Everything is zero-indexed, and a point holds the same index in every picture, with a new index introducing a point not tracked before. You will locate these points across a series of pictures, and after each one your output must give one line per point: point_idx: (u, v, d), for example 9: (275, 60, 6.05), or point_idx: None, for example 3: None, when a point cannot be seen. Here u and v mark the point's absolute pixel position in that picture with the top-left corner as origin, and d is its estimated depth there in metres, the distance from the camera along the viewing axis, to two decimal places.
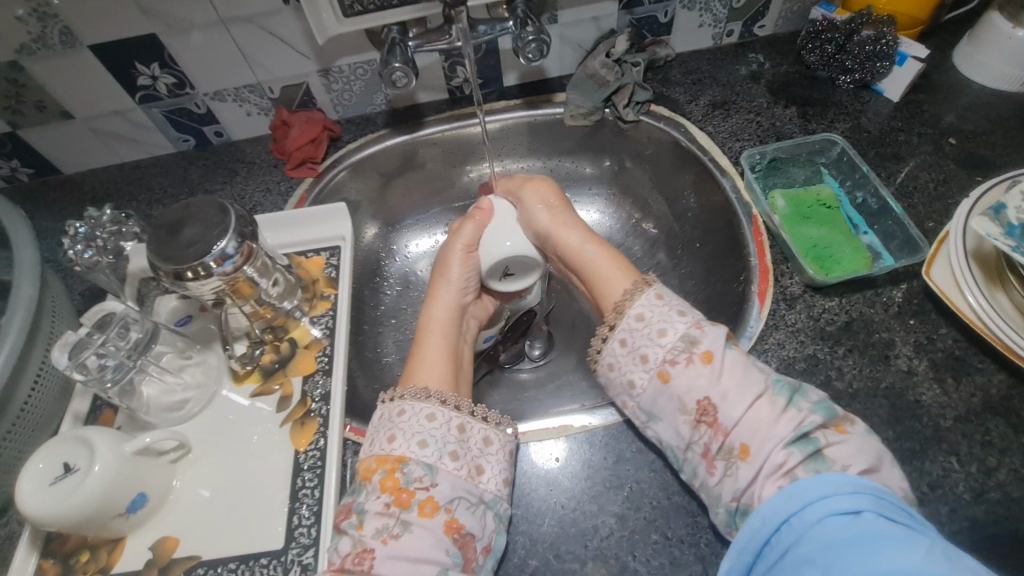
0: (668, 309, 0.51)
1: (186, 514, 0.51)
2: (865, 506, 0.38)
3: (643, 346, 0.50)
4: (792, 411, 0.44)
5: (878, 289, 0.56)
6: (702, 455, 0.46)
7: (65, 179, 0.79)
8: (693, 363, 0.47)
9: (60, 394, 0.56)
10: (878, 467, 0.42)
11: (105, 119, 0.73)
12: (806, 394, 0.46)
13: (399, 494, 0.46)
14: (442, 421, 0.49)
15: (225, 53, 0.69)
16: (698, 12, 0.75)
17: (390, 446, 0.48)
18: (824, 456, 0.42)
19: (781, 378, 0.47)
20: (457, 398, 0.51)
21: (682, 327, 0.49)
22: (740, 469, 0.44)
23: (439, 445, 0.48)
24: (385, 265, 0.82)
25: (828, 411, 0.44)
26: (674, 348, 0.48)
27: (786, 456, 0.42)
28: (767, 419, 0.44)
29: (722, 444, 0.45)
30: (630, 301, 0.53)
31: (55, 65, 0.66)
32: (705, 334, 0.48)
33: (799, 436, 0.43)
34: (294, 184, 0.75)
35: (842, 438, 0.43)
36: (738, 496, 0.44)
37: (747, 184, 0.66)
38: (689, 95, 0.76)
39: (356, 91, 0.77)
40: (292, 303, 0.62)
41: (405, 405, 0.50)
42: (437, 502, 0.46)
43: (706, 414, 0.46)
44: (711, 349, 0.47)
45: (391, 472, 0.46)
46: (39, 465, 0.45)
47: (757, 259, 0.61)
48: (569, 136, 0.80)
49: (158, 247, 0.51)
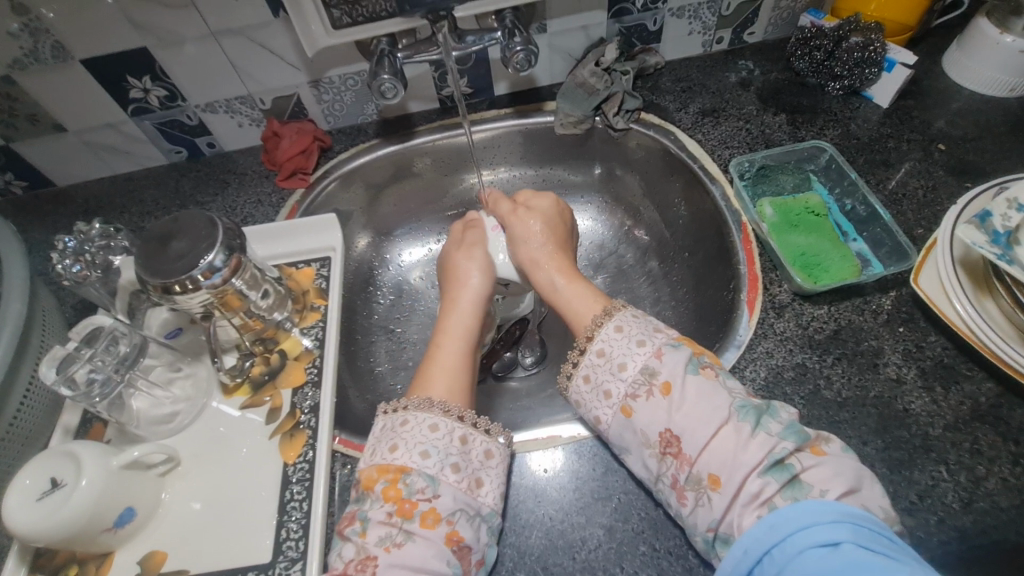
0: (626, 340, 0.51)
1: (174, 528, 0.51)
2: (844, 537, 0.38)
3: (604, 382, 0.51)
4: (760, 435, 0.44)
5: (866, 296, 0.56)
6: (672, 486, 0.46)
7: (59, 191, 0.80)
8: (653, 395, 0.48)
9: (51, 408, 0.56)
10: (858, 488, 0.42)
11: (97, 131, 0.74)
12: (774, 415, 0.46)
13: (402, 504, 0.45)
14: (444, 432, 0.49)
15: (216, 65, 0.69)
16: (686, 20, 0.75)
17: (392, 455, 0.48)
18: (800, 483, 0.42)
19: (746, 402, 0.46)
20: (462, 409, 0.51)
21: (641, 360, 0.50)
22: (713, 500, 0.43)
23: (441, 457, 0.48)
24: (377, 274, 0.82)
25: (799, 436, 0.44)
26: (635, 381, 0.49)
27: (761, 485, 0.42)
28: (732, 447, 0.44)
29: (689, 475, 0.45)
30: (597, 330, 0.53)
31: (47, 78, 0.66)
32: (663, 364, 0.49)
33: (772, 464, 0.43)
34: (286, 195, 0.76)
35: (817, 461, 0.43)
36: (715, 526, 0.43)
37: (736, 191, 0.66)
38: (679, 102, 0.76)
39: (347, 102, 0.77)
40: (283, 314, 0.62)
41: (409, 414, 0.50)
42: (439, 514, 0.45)
43: (670, 446, 0.46)
44: (669, 379, 0.48)
45: (393, 482, 0.46)
46: (25, 481, 0.45)
47: (746, 267, 0.61)
48: (560, 144, 0.81)
49: (146, 260, 0.51)
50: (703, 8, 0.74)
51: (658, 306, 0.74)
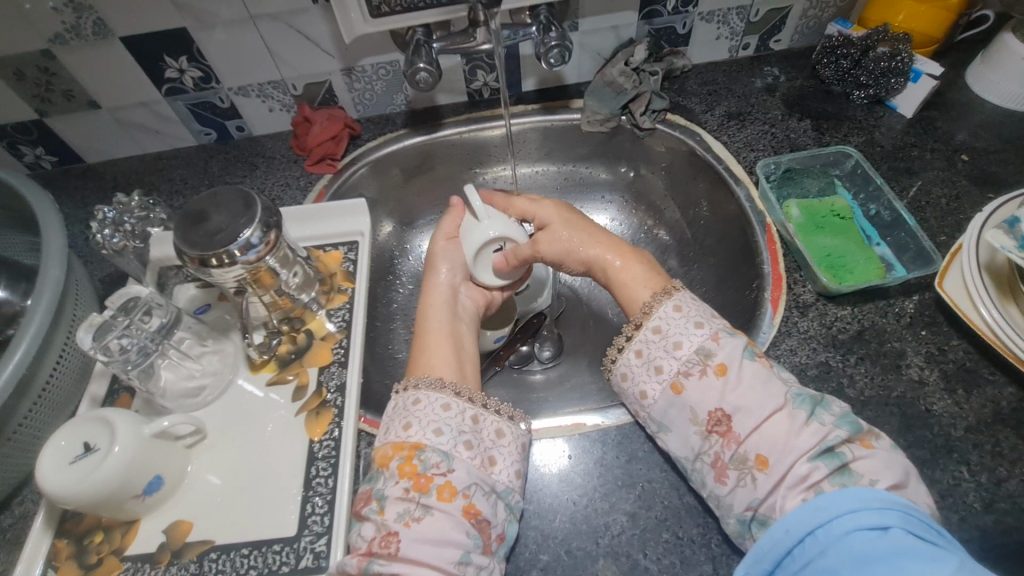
0: (684, 321, 0.52)
1: (198, 500, 0.51)
2: (894, 522, 0.37)
3: (657, 357, 0.51)
4: (814, 424, 0.45)
5: (890, 299, 0.57)
6: (712, 465, 0.47)
7: (88, 167, 0.81)
8: (707, 374, 0.49)
9: (79, 377, 0.56)
10: (906, 483, 0.42)
11: (131, 109, 0.75)
12: (828, 408, 0.46)
13: (418, 479, 0.46)
14: (456, 412, 0.50)
15: (252, 49, 0.70)
16: (716, 24, 0.77)
17: (405, 433, 0.49)
18: (850, 471, 0.43)
19: (803, 392, 0.47)
20: (472, 391, 0.52)
21: (697, 340, 0.50)
22: (757, 479, 0.45)
23: (453, 435, 0.48)
24: (398, 263, 0.83)
25: (852, 426, 0.45)
26: (689, 360, 0.50)
27: (810, 469, 0.43)
28: (785, 431, 0.45)
29: (735, 454, 0.46)
30: (656, 308, 0.53)
31: (87, 54, 0.67)
32: (721, 346, 0.49)
33: (823, 450, 0.43)
34: (314, 180, 0.76)
35: (868, 452, 0.44)
36: (754, 505, 0.44)
37: (762, 193, 0.67)
38: (705, 105, 0.78)
39: (378, 91, 0.78)
40: (310, 295, 0.62)
41: (421, 394, 0.51)
42: (455, 488, 0.46)
43: (719, 425, 0.47)
44: (726, 361, 0.49)
45: (408, 459, 0.47)
46: (61, 442, 0.46)
47: (770, 266, 0.62)
48: (585, 142, 0.82)
49: (185, 234, 0.51)
50: (732, 13, 0.75)
51: None
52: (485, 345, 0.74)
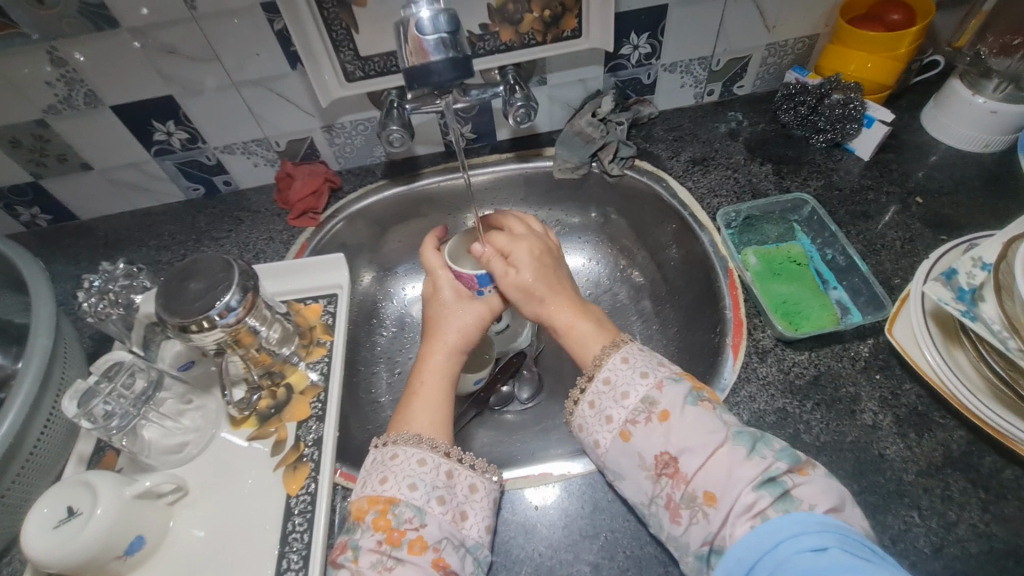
0: (631, 371, 0.54)
1: (180, 556, 0.53)
2: (831, 542, 0.41)
3: (607, 408, 0.53)
4: (755, 458, 0.47)
5: (845, 343, 0.59)
6: (666, 506, 0.49)
7: (81, 224, 0.84)
8: (652, 420, 0.51)
9: (66, 437, 0.59)
10: (841, 507, 0.44)
11: (122, 170, 0.79)
12: (768, 443, 0.49)
13: (391, 533, 0.48)
14: (432, 466, 0.51)
15: (235, 112, 0.74)
16: (679, 74, 0.80)
17: (382, 487, 0.50)
18: (791, 497, 0.44)
19: (742, 431, 0.49)
20: (448, 445, 0.54)
21: (643, 389, 0.53)
22: (708, 514, 0.46)
23: (427, 489, 0.50)
24: (381, 307, 0.85)
25: (790, 457, 0.47)
26: (635, 408, 0.52)
27: (755, 497, 0.45)
28: (724, 471, 0.47)
29: (685, 493, 0.48)
30: (606, 359, 0.56)
31: (79, 122, 0.71)
32: (664, 394, 0.52)
33: (766, 480, 0.45)
34: (296, 233, 0.79)
35: (806, 479, 0.46)
36: (710, 540, 0.46)
37: (724, 239, 0.70)
38: (671, 151, 0.81)
39: (357, 145, 0.82)
40: (290, 349, 0.65)
41: (398, 449, 0.52)
42: (426, 542, 0.47)
43: (666, 467, 0.49)
44: (669, 408, 0.51)
45: (383, 512, 0.48)
46: (44, 509, 0.48)
47: (731, 311, 0.64)
48: (558, 187, 0.85)
49: (167, 300, 0.54)
50: (694, 64, 0.79)
51: (650, 345, 0.78)
52: (467, 388, 0.76)
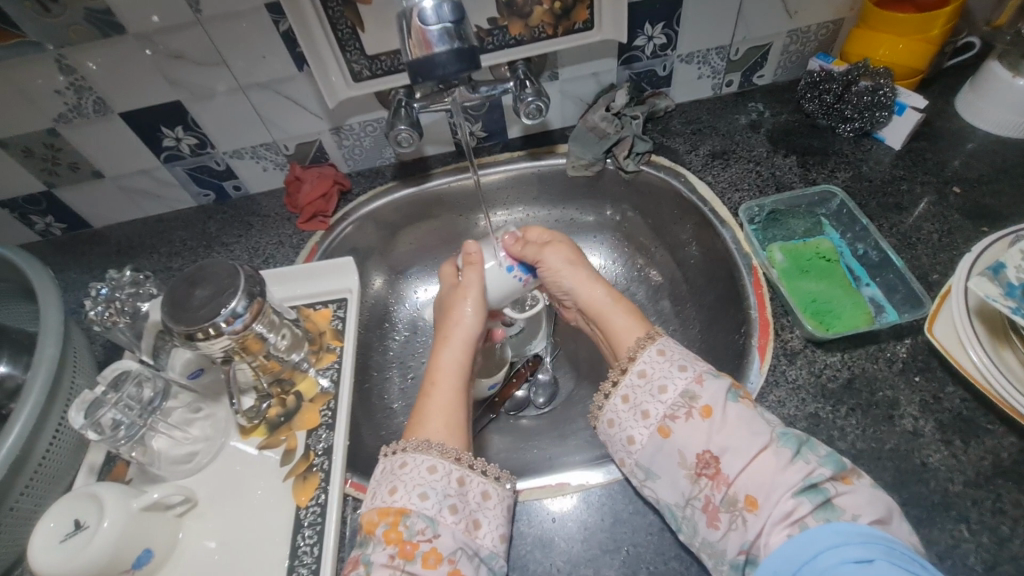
0: (669, 364, 0.53)
1: (190, 569, 0.52)
2: (877, 555, 0.38)
3: (643, 402, 0.52)
4: (799, 462, 0.44)
5: (880, 344, 0.56)
6: (703, 509, 0.46)
7: (95, 232, 0.85)
8: (693, 417, 0.49)
9: (77, 447, 0.58)
10: (888, 519, 0.41)
11: (133, 177, 0.78)
12: (814, 448, 0.45)
13: (404, 546, 0.46)
14: (443, 474, 0.50)
15: (244, 116, 0.73)
16: (696, 65, 0.77)
17: (391, 498, 0.48)
18: (833, 506, 0.42)
19: (788, 431, 0.46)
20: (459, 450, 0.52)
21: (682, 383, 0.51)
22: (747, 521, 0.44)
23: (439, 499, 0.48)
24: (393, 311, 0.84)
25: (835, 464, 0.44)
26: (674, 403, 0.50)
27: (795, 505, 0.42)
28: (769, 471, 0.44)
29: (724, 496, 0.45)
30: (641, 352, 0.55)
31: (89, 130, 0.71)
32: (705, 388, 0.49)
33: (807, 486, 0.43)
34: (306, 237, 0.78)
35: (850, 489, 0.43)
36: (746, 548, 0.43)
37: (747, 235, 0.67)
38: (689, 144, 0.78)
39: (366, 146, 0.80)
40: (300, 355, 0.64)
41: (407, 457, 0.51)
42: (440, 554, 0.46)
43: (707, 467, 0.47)
44: (711, 403, 0.48)
45: (394, 525, 0.47)
46: (50, 524, 0.47)
47: (757, 311, 0.61)
48: (572, 185, 0.83)
49: (172, 310, 0.53)
50: (712, 53, 0.76)
51: None
52: (480, 395, 0.75)
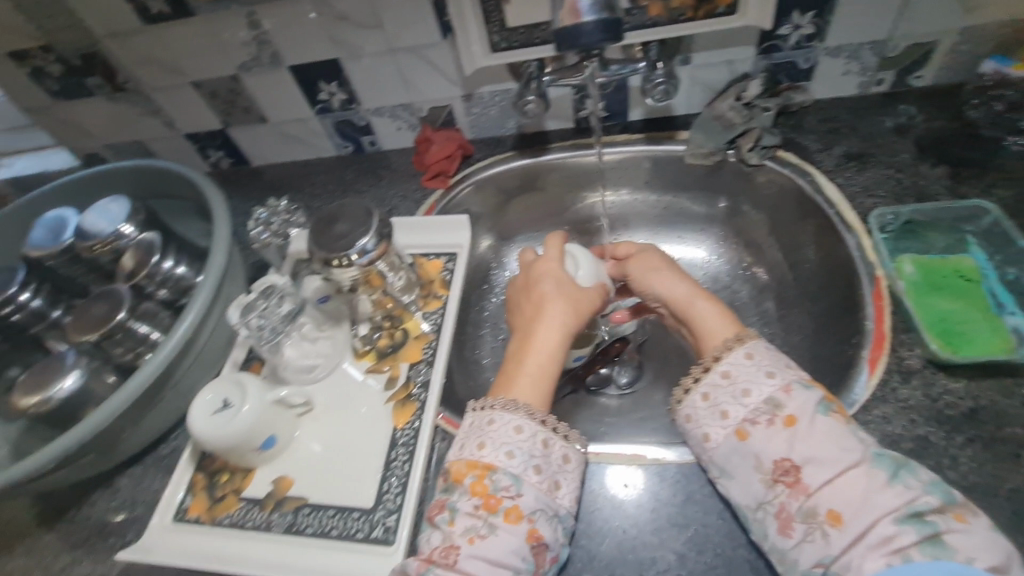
0: (755, 368, 0.51)
1: (302, 459, 0.61)
2: None
3: (723, 402, 0.50)
4: (898, 487, 0.43)
5: (1018, 379, 0.51)
6: (776, 516, 0.46)
7: (253, 169, 0.98)
8: (775, 424, 0.48)
9: (227, 342, 0.69)
10: (1008, 568, 0.38)
11: (290, 124, 0.89)
12: (914, 473, 0.44)
13: (488, 499, 0.49)
14: (529, 435, 0.52)
15: (389, 77, 0.81)
16: (844, 59, 0.72)
17: (479, 452, 0.51)
18: (942, 542, 0.40)
19: (884, 452, 0.45)
20: (544, 414, 0.54)
21: (768, 389, 0.49)
22: (830, 536, 0.43)
23: (525, 458, 0.51)
24: (493, 276, 0.88)
25: (943, 495, 0.42)
26: (757, 409, 0.49)
27: (895, 531, 0.40)
28: (862, 492, 0.43)
29: (803, 506, 0.44)
30: (727, 353, 0.53)
31: (263, 79, 0.82)
32: (792, 398, 0.48)
33: (911, 515, 0.41)
34: (427, 194, 0.85)
35: (961, 527, 0.40)
36: (825, 562, 0.42)
37: (874, 243, 0.63)
38: (823, 143, 0.74)
39: (492, 115, 0.85)
40: (410, 298, 0.70)
41: (496, 415, 0.53)
42: (521, 513, 0.48)
43: (786, 474, 0.46)
44: (796, 413, 0.47)
45: (480, 477, 0.50)
46: (206, 396, 0.58)
47: (873, 323, 0.58)
48: (687, 174, 0.82)
49: (317, 237, 0.61)
50: (864, 48, 0.71)
51: None
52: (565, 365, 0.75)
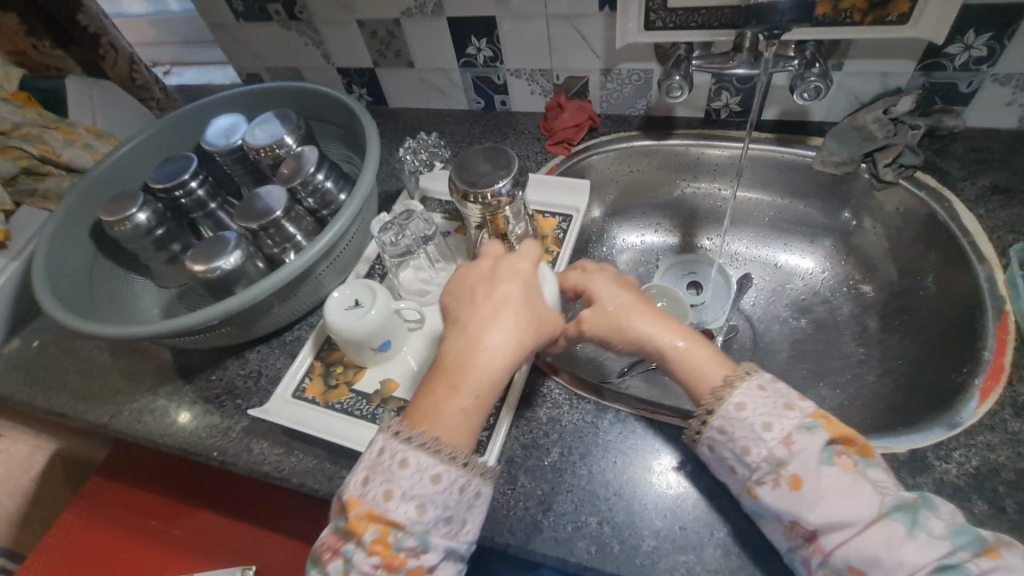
0: (753, 425, 0.49)
1: (409, 368, 0.67)
2: None
3: (728, 458, 0.50)
4: (923, 537, 0.43)
5: None
6: (802, 565, 0.47)
7: (388, 111, 1.05)
8: (781, 485, 0.47)
9: (356, 253, 0.77)
10: None
11: (433, 73, 0.96)
12: (932, 509, 0.45)
13: (388, 560, 0.45)
14: (445, 485, 0.47)
15: (538, 41, 0.85)
16: (1011, 89, 0.70)
17: (385, 504, 0.46)
18: None
19: (902, 501, 0.45)
20: (467, 456, 0.48)
21: (767, 446, 0.48)
22: None
23: (436, 512, 0.47)
24: (591, 247, 0.90)
25: (970, 540, 0.43)
26: (760, 468, 0.48)
27: None
28: (885, 546, 0.43)
29: (825, 563, 0.45)
30: (729, 392, 0.51)
31: (421, 26, 0.88)
32: (794, 454, 0.47)
33: (942, 567, 0.42)
34: (549, 157, 0.89)
35: (994, 566, 0.42)
36: None
37: (1009, 277, 0.62)
38: (967, 172, 0.72)
39: (625, 93, 0.88)
40: (524, 248, 0.75)
41: (409, 454, 0.47)
42: (423, 570, 0.46)
43: (804, 531, 0.46)
44: (800, 473, 0.46)
45: (382, 536, 0.46)
46: (339, 294, 0.66)
47: (993, 354, 0.58)
48: (811, 181, 0.81)
49: (460, 172, 0.67)
50: None
51: (863, 368, 0.72)
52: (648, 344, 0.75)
